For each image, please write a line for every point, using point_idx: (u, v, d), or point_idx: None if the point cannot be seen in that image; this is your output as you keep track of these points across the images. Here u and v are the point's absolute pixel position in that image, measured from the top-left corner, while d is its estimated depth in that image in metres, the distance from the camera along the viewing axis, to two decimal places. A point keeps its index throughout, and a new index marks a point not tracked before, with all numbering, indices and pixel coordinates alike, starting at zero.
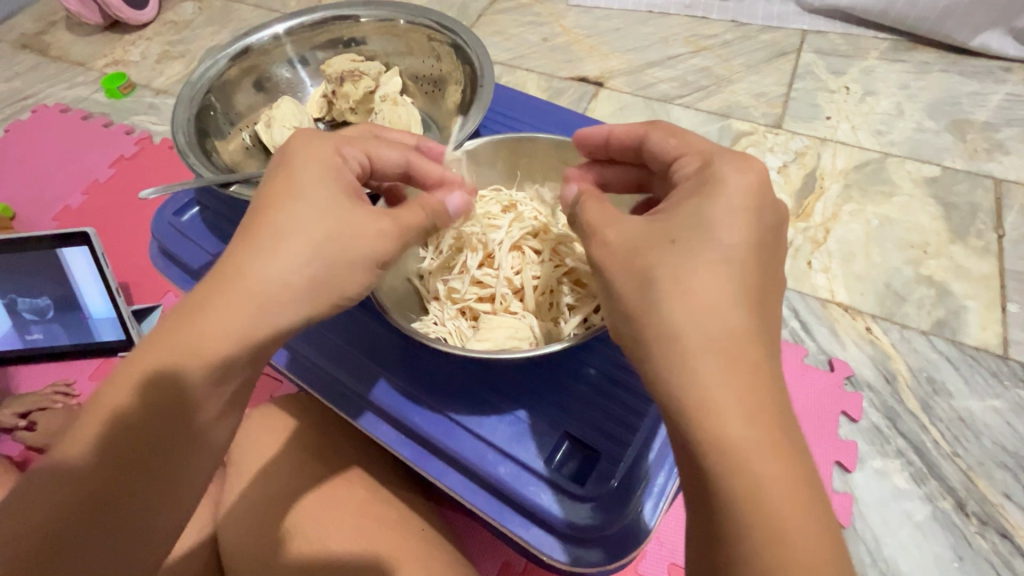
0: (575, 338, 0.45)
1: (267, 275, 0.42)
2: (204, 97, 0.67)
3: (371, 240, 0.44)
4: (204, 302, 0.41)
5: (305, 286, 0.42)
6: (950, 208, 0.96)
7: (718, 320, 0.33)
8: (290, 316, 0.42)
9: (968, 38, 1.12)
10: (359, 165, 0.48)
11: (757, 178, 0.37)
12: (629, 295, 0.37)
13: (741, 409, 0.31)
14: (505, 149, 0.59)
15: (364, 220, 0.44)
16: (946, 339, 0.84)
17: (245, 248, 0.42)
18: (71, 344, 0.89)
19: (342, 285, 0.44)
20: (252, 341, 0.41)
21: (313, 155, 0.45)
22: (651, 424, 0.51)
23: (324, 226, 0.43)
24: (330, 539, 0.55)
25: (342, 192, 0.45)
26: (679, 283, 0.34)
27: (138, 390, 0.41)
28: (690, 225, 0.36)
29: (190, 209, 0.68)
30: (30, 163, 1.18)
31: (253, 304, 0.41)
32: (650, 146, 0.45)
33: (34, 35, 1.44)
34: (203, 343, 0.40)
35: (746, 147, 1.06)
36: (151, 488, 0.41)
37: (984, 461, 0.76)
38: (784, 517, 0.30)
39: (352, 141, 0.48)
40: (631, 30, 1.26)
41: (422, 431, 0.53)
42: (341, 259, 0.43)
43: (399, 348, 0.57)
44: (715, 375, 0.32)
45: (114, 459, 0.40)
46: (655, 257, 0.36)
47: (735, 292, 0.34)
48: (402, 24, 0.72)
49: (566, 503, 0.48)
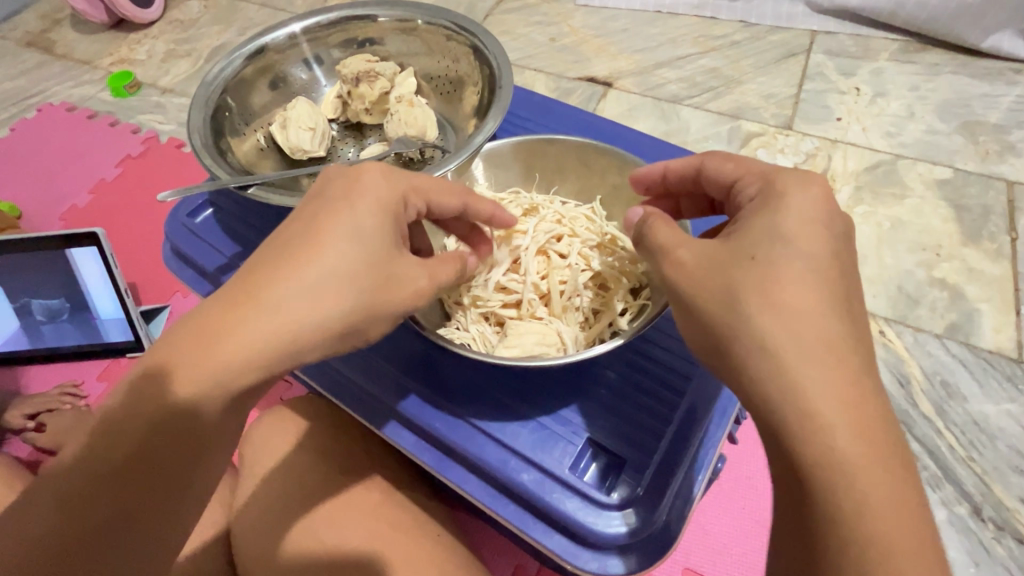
0: (632, 333, 0.45)
1: (297, 310, 0.39)
2: (220, 96, 0.66)
3: (403, 297, 0.43)
4: (228, 319, 0.39)
5: (325, 333, 0.40)
6: (961, 210, 0.95)
7: (814, 329, 0.33)
8: (308, 354, 0.41)
9: (979, 39, 1.12)
10: (417, 212, 0.46)
11: (821, 191, 0.37)
12: (713, 312, 0.35)
13: (809, 423, 0.31)
14: (525, 151, 0.60)
15: (406, 279, 0.43)
16: (960, 342, 0.84)
17: (280, 275, 0.40)
18: (81, 344, 0.89)
19: (362, 333, 0.42)
20: (268, 366, 0.39)
21: (378, 195, 0.43)
22: (676, 429, 0.50)
23: (369, 275, 0.41)
24: (345, 542, 0.54)
25: (395, 242, 0.43)
26: (770, 299, 0.33)
27: (143, 392, 0.38)
28: (767, 240, 0.35)
29: (204, 211, 0.67)
30: (37, 162, 1.18)
31: (276, 336, 0.39)
32: (706, 172, 0.44)
33: (39, 33, 1.44)
34: (217, 362, 0.38)
35: (757, 149, 1.05)
36: (156, 497, 0.37)
37: (1000, 465, 0.75)
38: (873, 520, 0.30)
39: (419, 182, 0.46)
40: (640, 30, 1.26)
41: (444, 437, 0.52)
42: (367, 309, 0.41)
43: (418, 353, 0.56)
44: (817, 386, 0.32)
45: (118, 463, 0.37)
46: (739, 276, 0.35)
47: (826, 304, 0.33)
48: (420, 24, 0.71)
49: (591, 510, 0.48)
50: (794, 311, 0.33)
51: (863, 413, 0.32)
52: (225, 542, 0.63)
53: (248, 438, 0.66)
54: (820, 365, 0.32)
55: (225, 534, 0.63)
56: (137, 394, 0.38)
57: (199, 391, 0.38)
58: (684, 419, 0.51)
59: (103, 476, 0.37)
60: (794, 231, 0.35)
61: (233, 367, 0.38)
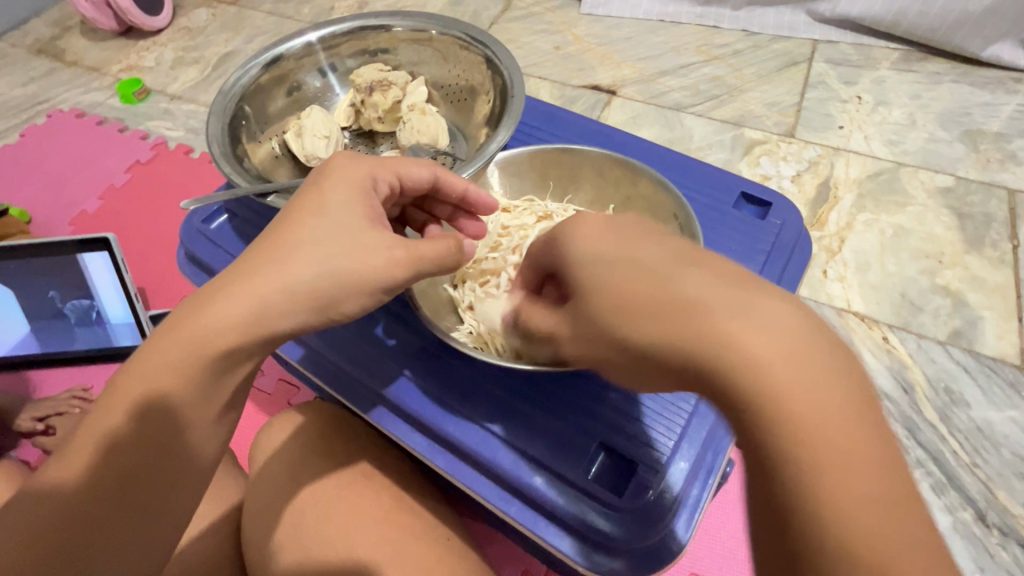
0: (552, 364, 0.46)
1: (270, 280, 0.41)
2: (237, 105, 0.67)
3: (375, 260, 0.43)
4: (209, 295, 0.41)
5: (302, 295, 0.41)
6: (964, 218, 0.96)
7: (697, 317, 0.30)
8: (290, 321, 0.41)
9: (979, 49, 1.13)
10: (388, 186, 0.48)
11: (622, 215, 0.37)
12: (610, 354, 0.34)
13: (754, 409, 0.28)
14: (539, 160, 0.61)
15: (374, 244, 0.43)
16: (963, 349, 0.84)
17: (260, 252, 0.42)
18: (90, 349, 0.90)
19: (339, 303, 0.43)
20: (250, 333, 0.40)
21: (349, 177, 0.46)
22: (685, 434, 0.51)
23: (339, 244, 0.43)
24: (356, 547, 0.55)
25: (366, 215, 0.44)
26: (644, 315, 0.31)
27: (134, 405, 0.39)
28: (607, 265, 0.34)
29: (219, 217, 0.68)
30: (47, 168, 1.19)
31: (251, 303, 0.40)
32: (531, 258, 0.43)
33: (49, 40, 1.45)
34: (202, 336, 0.39)
35: (760, 156, 1.06)
36: (153, 504, 0.40)
37: (1004, 471, 0.76)
38: (879, 526, 0.26)
39: (384, 163, 0.48)
40: (644, 39, 1.27)
41: (457, 440, 0.53)
42: (339, 272, 0.42)
43: (430, 357, 0.57)
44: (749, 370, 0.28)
45: (140, 440, 0.39)
46: (599, 310, 0.34)
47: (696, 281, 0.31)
48: (434, 34, 0.72)
49: (604, 513, 0.48)
50: (631, 324, 0.32)
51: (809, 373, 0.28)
52: (235, 546, 0.63)
53: (259, 443, 0.66)
54: (718, 375, 0.29)
55: (234, 539, 0.63)
56: (129, 408, 0.39)
57: (179, 365, 0.39)
58: (694, 424, 0.51)
59: (100, 486, 0.39)
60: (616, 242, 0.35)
61: (221, 331, 0.40)
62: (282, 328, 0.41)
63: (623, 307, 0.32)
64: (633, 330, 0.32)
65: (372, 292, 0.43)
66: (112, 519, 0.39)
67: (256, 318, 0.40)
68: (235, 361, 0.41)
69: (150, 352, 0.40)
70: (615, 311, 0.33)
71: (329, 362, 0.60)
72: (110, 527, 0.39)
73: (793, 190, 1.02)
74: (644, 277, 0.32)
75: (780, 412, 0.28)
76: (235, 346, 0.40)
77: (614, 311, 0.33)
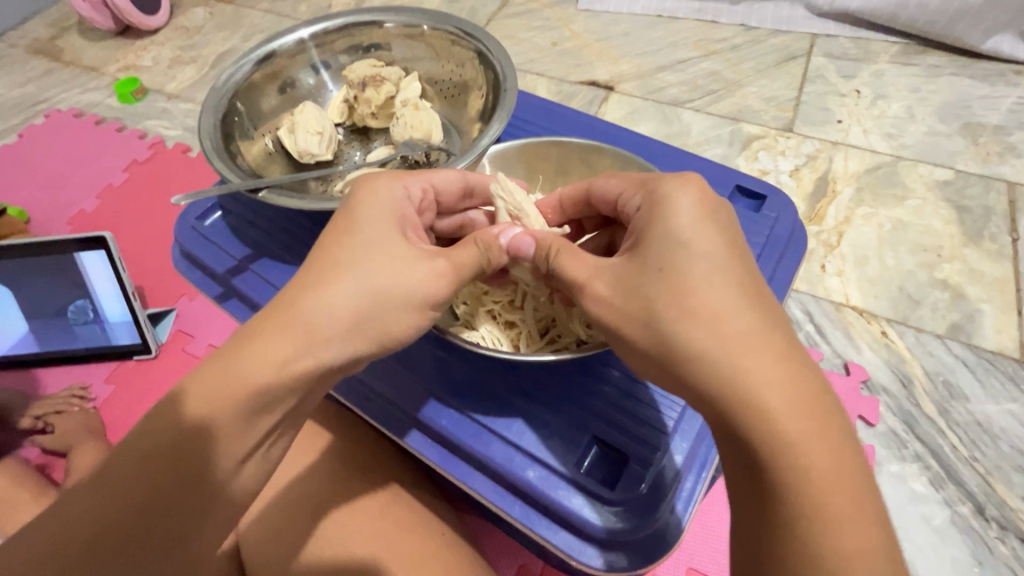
0: (575, 353, 0.46)
1: (315, 309, 0.42)
2: (230, 101, 0.67)
3: (420, 283, 0.44)
4: (259, 329, 0.43)
5: (351, 322, 0.43)
6: (963, 211, 0.95)
7: (731, 322, 0.37)
8: (337, 350, 0.43)
9: (978, 41, 1.12)
10: (421, 194, 0.51)
11: (698, 189, 0.42)
12: (637, 333, 0.40)
13: (750, 412, 0.35)
14: (530, 152, 0.61)
15: (415, 264, 0.44)
16: (961, 343, 0.84)
17: (306, 282, 0.44)
18: (87, 348, 0.91)
19: (386, 327, 0.44)
20: (298, 367, 0.42)
21: (387, 194, 0.48)
22: (675, 425, 0.51)
23: (379, 268, 0.44)
24: (353, 543, 0.55)
25: (401, 235, 0.46)
26: (682, 306, 0.38)
27: (173, 417, 0.42)
28: (668, 249, 0.40)
29: (213, 214, 0.68)
30: (45, 168, 1.19)
31: (301, 334, 0.42)
32: (596, 191, 0.50)
33: (46, 40, 1.45)
34: (256, 369, 0.41)
35: (758, 151, 1.06)
36: (190, 525, 0.41)
37: (1002, 464, 0.76)
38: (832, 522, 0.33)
39: (415, 174, 0.50)
40: (641, 34, 1.27)
41: (451, 435, 0.53)
42: (385, 299, 0.43)
43: (423, 353, 0.57)
44: (762, 372, 0.35)
45: (179, 453, 0.41)
46: (651, 290, 0.39)
47: (736, 293, 0.38)
48: (426, 30, 0.72)
49: (596, 508, 0.48)
50: (643, 320, 0.39)
51: (805, 400, 0.35)
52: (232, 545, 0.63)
53: None
54: (741, 378, 0.35)
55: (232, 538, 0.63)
56: (172, 421, 0.41)
57: (225, 393, 0.41)
58: (685, 417, 0.51)
59: (136, 503, 0.40)
60: (680, 229, 0.40)
61: (275, 365, 0.42)
62: (332, 358, 0.43)
63: (651, 298, 0.39)
64: (643, 325, 0.39)
65: (417, 309, 0.45)
66: (151, 530, 0.40)
67: (307, 348, 0.42)
68: (277, 397, 0.42)
69: (202, 387, 0.41)
70: (643, 303, 0.39)
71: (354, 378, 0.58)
72: (149, 547, 0.40)
73: (792, 185, 1.01)
74: (678, 276, 0.39)
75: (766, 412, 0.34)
76: (279, 380, 0.42)
77: (634, 308, 0.40)
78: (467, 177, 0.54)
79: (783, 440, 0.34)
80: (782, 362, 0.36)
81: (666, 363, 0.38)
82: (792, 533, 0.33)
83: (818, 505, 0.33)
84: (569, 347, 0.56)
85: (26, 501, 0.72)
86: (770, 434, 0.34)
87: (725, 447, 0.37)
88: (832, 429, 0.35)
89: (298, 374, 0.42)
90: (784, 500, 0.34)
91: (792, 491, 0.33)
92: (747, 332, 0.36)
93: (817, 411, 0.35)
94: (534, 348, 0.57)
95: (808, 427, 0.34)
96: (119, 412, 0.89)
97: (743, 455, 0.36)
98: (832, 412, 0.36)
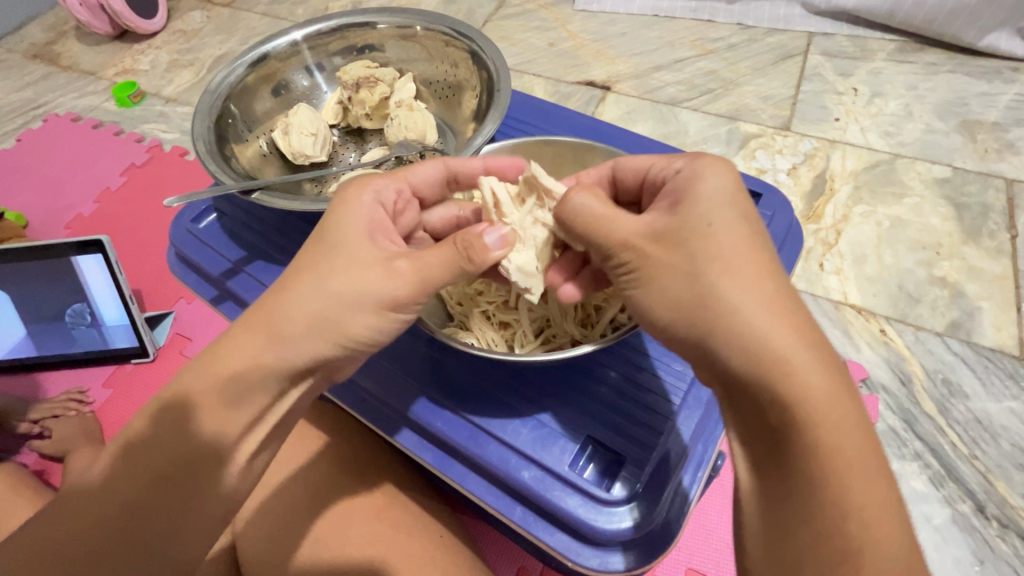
0: (605, 341, 0.46)
1: (278, 313, 0.42)
2: (224, 104, 0.67)
3: (377, 286, 0.43)
4: (232, 330, 0.43)
5: (309, 325, 0.42)
6: (961, 208, 0.95)
7: (762, 286, 0.37)
8: (302, 351, 0.42)
9: (976, 39, 1.12)
10: (399, 194, 0.51)
11: (728, 168, 0.43)
12: (681, 289, 0.38)
13: (781, 372, 0.35)
14: (523, 152, 0.60)
15: (370, 268, 0.43)
16: (961, 341, 0.84)
17: (275, 287, 0.44)
18: (85, 352, 0.90)
19: (349, 329, 0.43)
20: (262, 367, 0.42)
21: (356, 204, 0.47)
22: (675, 423, 0.51)
23: (338, 272, 0.43)
24: (350, 546, 0.54)
25: (366, 239, 0.45)
26: (726, 266, 0.37)
27: (163, 422, 0.42)
28: (715, 210, 0.40)
29: (207, 216, 0.68)
30: (43, 172, 1.19)
31: (262, 337, 0.42)
32: (621, 167, 0.50)
33: (44, 45, 1.46)
34: (228, 369, 0.42)
35: (756, 150, 1.06)
36: (172, 530, 0.42)
37: (1003, 462, 0.75)
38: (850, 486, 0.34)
39: (387, 176, 0.50)
40: (637, 34, 1.27)
41: (446, 436, 0.53)
42: (344, 300, 0.43)
43: (421, 355, 0.57)
44: (789, 336, 0.35)
45: (175, 450, 0.42)
46: (701, 246, 0.38)
47: (768, 261, 0.38)
48: (419, 31, 0.72)
49: (593, 508, 0.48)
50: (685, 272, 0.38)
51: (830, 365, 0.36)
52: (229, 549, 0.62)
53: None
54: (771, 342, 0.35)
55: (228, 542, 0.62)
56: (173, 420, 0.42)
57: (206, 387, 0.42)
58: (683, 415, 0.51)
59: (139, 494, 0.41)
60: (720, 193, 0.41)
61: (241, 364, 0.42)
62: (297, 360, 0.42)
63: (696, 252, 0.38)
64: (684, 277, 0.38)
65: (376, 309, 0.43)
66: (149, 521, 0.41)
67: (270, 348, 0.42)
68: (249, 391, 0.42)
69: (179, 389, 0.42)
70: (685, 256, 0.38)
71: (353, 384, 0.58)
72: (139, 549, 0.41)
73: (789, 183, 1.01)
74: (723, 234, 0.38)
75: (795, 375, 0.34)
76: (251, 373, 0.42)
77: (678, 262, 0.39)
78: (447, 165, 0.53)
79: (818, 409, 0.34)
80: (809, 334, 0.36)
81: (710, 321, 0.37)
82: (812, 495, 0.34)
83: (845, 466, 0.34)
84: (564, 346, 0.56)
85: (22, 505, 0.72)
86: (803, 396, 0.34)
87: (744, 417, 0.37)
88: (846, 419, 0.34)
89: (270, 368, 0.42)
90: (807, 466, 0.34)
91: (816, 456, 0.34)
92: (773, 301, 0.36)
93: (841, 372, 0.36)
94: (528, 348, 0.57)
95: (836, 384, 0.35)
96: (117, 416, 0.89)
97: (763, 420, 0.36)
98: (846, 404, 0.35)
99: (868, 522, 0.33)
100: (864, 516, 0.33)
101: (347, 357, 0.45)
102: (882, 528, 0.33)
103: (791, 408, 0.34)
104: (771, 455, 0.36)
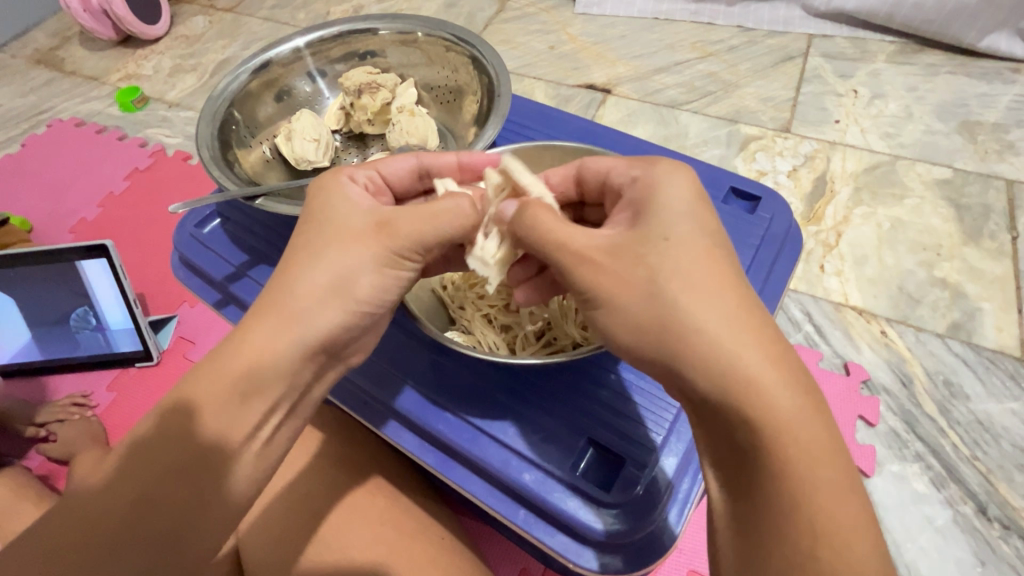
0: (575, 355, 0.47)
1: (286, 297, 0.44)
2: (227, 110, 0.68)
3: (371, 247, 0.45)
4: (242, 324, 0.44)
5: (318, 295, 0.44)
6: (962, 209, 0.95)
7: (723, 301, 0.37)
8: (318, 318, 0.44)
9: (975, 40, 1.12)
10: (369, 180, 0.51)
11: (689, 176, 0.44)
12: (638, 303, 0.39)
13: (751, 392, 0.35)
14: (524, 156, 0.60)
15: (367, 235, 0.45)
16: (961, 342, 0.84)
17: (275, 275, 0.46)
18: (88, 356, 0.91)
19: (354, 289, 0.45)
20: (276, 349, 0.43)
21: (337, 190, 0.48)
22: (672, 425, 0.51)
23: (335, 247, 0.45)
24: (352, 547, 0.55)
25: (356, 215, 0.46)
26: (683, 279, 0.38)
27: (165, 424, 0.43)
28: (672, 223, 0.41)
29: (211, 221, 0.69)
30: (48, 177, 1.20)
31: (271, 318, 0.44)
32: (588, 166, 0.50)
33: (49, 50, 1.47)
34: (245, 363, 0.43)
35: (756, 152, 1.06)
36: (183, 526, 0.42)
37: (1004, 463, 0.75)
38: (824, 502, 0.33)
39: (360, 166, 0.51)
40: (638, 37, 1.27)
41: (447, 438, 0.53)
42: (349, 263, 0.44)
43: (422, 358, 0.57)
44: (756, 353, 0.36)
45: (180, 444, 0.42)
46: (657, 260, 0.39)
47: (736, 277, 0.39)
48: (420, 36, 0.73)
49: (595, 511, 0.48)
50: (645, 290, 0.39)
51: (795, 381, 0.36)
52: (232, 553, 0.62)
53: None
54: (731, 356, 0.36)
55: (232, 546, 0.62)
56: (177, 421, 0.43)
57: (206, 392, 0.42)
58: (681, 418, 0.52)
59: (148, 487, 0.42)
60: (683, 206, 0.42)
61: (259, 351, 0.43)
62: (316, 327, 0.44)
63: (655, 267, 0.39)
64: (645, 296, 0.39)
65: (380, 267, 0.45)
66: (160, 513, 0.42)
67: (282, 327, 0.43)
68: (266, 382, 0.43)
69: (184, 391, 0.43)
70: (645, 271, 0.39)
71: (353, 387, 0.58)
72: (152, 543, 0.42)
73: (789, 185, 1.02)
74: (681, 250, 0.39)
75: (760, 391, 0.35)
76: (259, 365, 0.43)
77: (637, 279, 0.39)
78: (419, 158, 0.53)
79: (786, 422, 0.34)
80: (778, 347, 0.37)
81: (670, 338, 0.38)
82: (781, 520, 0.33)
83: (815, 488, 0.33)
84: (565, 349, 0.57)
85: (27, 509, 0.72)
86: (775, 413, 0.34)
87: (713, 436, 0.37)
88: (824, 436, 0.35)
89: (284, 351, 0.43)
90: (774, 487, 0.34)
91: (780, 476, 0.34)
92: (734, 317, 0.37)
93: (812, 389, 0.36)
94: (530, 351, 0.58)
95: (809, 406, 0.35)
96: (121, 419, 0.90)
97: (734, 441, 0.36)
98: (824, 417, 0.35)
99: (848, 542, 0.32)
100: (846, 543, 0.32)
101: (360, 325, 0.47)
102: (862, 550, 0.32)
103: (767, 429, 0.34)
104: (743, 477, 0.35)
